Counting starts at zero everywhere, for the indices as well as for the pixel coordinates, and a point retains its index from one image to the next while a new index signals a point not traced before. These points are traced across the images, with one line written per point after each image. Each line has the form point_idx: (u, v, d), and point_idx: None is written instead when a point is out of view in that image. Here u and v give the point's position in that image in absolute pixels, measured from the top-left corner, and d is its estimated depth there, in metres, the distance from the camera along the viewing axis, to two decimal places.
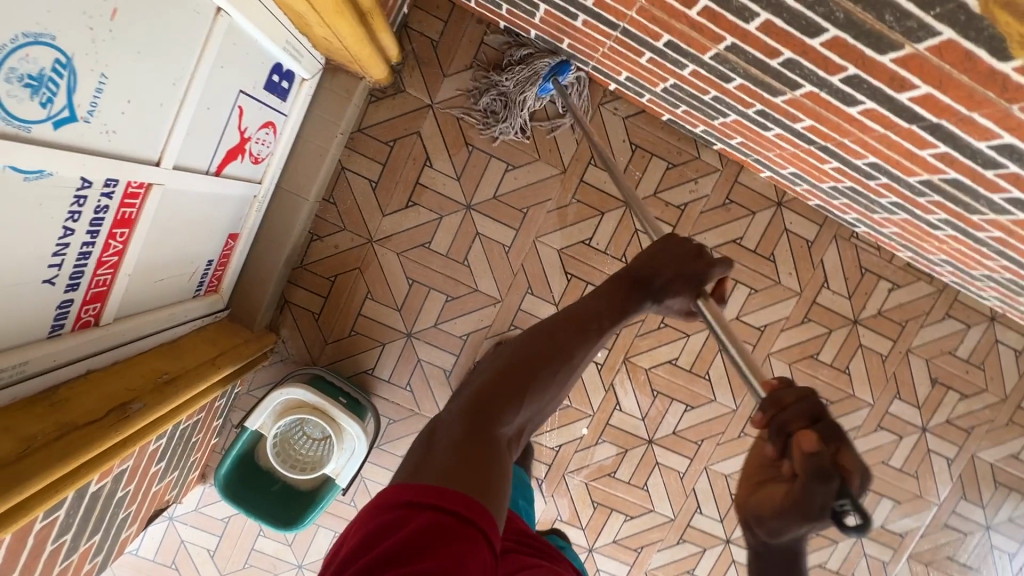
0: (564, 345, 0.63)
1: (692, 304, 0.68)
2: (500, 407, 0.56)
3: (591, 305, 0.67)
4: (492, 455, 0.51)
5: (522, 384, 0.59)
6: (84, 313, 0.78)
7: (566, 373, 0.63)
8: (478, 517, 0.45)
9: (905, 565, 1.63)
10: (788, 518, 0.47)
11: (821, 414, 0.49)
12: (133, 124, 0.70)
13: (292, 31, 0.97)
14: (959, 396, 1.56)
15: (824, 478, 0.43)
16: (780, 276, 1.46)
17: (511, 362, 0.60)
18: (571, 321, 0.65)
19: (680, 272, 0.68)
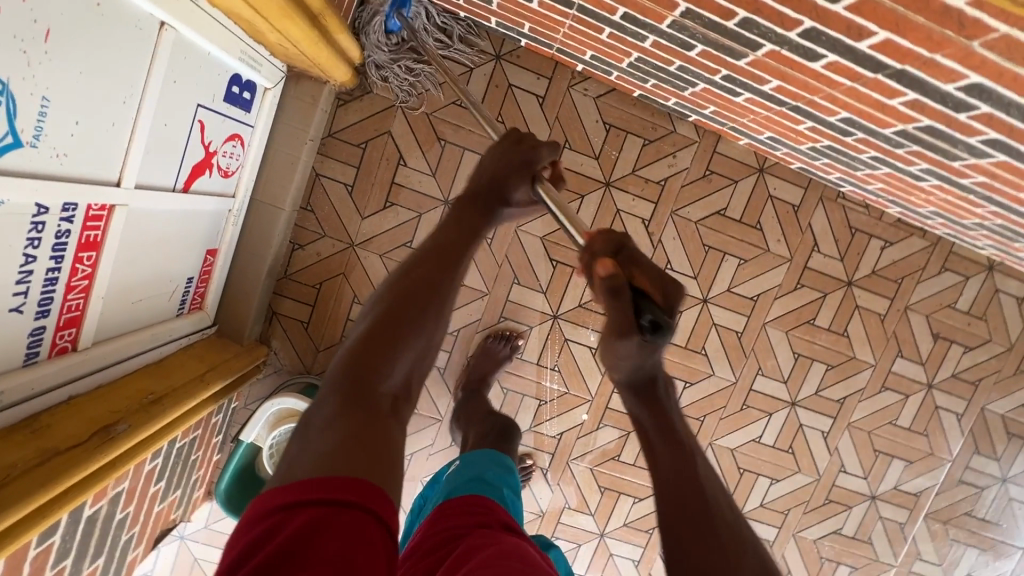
0: (429, 287, 0.61)
1: (533, 192, 0.76)
2: (373, 367, 0.53)
3: (448, 243, 0.67)
4: (373, 424, 0.49)
5: (400, 336, 0.56)
6: (60, 339, 0.78)
7: (436, 318, 0.60)
8: (364, 498, 0.42)
9: (923, 524, 1.61)
10: (610, 338, 0.64)
11: (621, 248, 0.68)
12: (85, 146, 0.70)
13: (246, 40, 0.97)
14: (962, 349, 1.53)
15: (617, 294, 0.63)
16: (769, 244, 1.44)
17: (386, 315, 0.57)
18: (432, 261, 0.64)
19: (511, 166, 0.75)
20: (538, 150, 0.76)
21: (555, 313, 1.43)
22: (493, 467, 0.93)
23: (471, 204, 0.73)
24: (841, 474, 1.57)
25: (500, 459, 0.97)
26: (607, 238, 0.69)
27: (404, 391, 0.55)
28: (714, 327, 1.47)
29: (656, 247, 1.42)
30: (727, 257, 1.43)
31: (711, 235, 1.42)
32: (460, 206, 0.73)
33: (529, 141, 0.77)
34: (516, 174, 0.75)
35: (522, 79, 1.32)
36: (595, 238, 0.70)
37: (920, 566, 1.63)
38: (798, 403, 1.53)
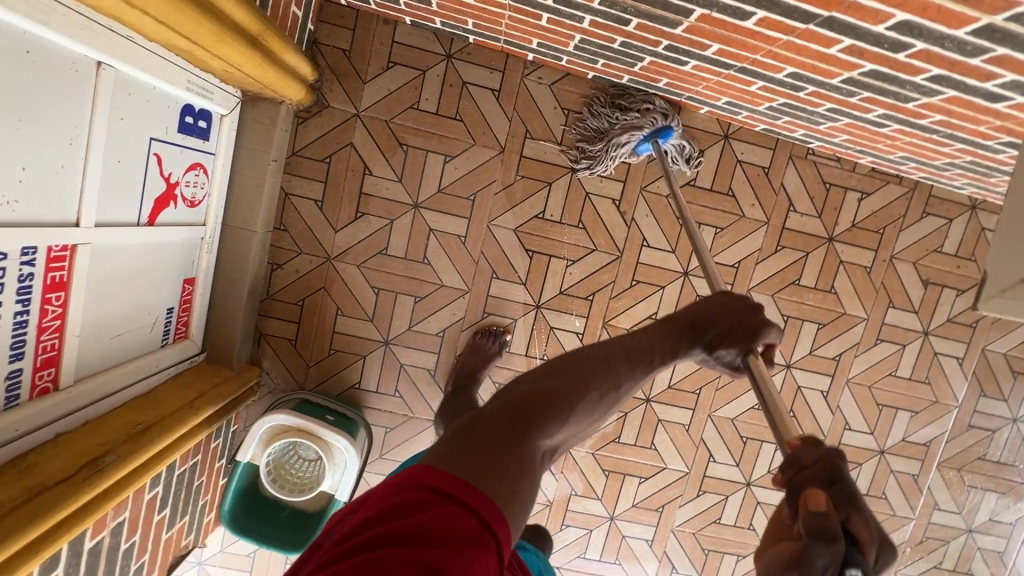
0: (613, 366, 0.59)
1: (740, 359, 0.66)
2: (546, 419, 0.52)
3: (642, 341, 0.63)
4: (528, 465, 0.49)
5: (571, 401, 0.54)
6: (39, 379, 0.81)
7: (605, 403, 0.57)
8: (495, 521, 0.44)
9: (936, 474, 1.59)
10: (787, 574, 0.44)
11: (840, 479, 0.49)
12: (35, 190, 0.72)
13: (192, 69, 0.99)
14: (955, 292, 1.51)
15: (826, 539, 0.43)
16: (743, 209, 1.43)
17: (575, 370, 0.56)
18: (626, 346, 0.62)
19: (733, 325, 0.66)
20: (770, 327, 0.66)
21: (537, 304, 1.42)
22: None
23: (675, 329, 0.66)
24: (846, 432, 1.56)
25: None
26: (825, 458, 0.50)
27: (553, 454, 0.54)
28: None
29: (631, 226, 1.41)
30: (703, 227, 1.43)
31: (683, 207, 1.42)
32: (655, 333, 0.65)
33: (765, 313, 0.67)
34: (730, 334, 0.66)
35: (475, 74, 1.32)
36: (811, 448, 0.51)
37: (939, 516, 1.61)
38: (792, 365, 1.52)
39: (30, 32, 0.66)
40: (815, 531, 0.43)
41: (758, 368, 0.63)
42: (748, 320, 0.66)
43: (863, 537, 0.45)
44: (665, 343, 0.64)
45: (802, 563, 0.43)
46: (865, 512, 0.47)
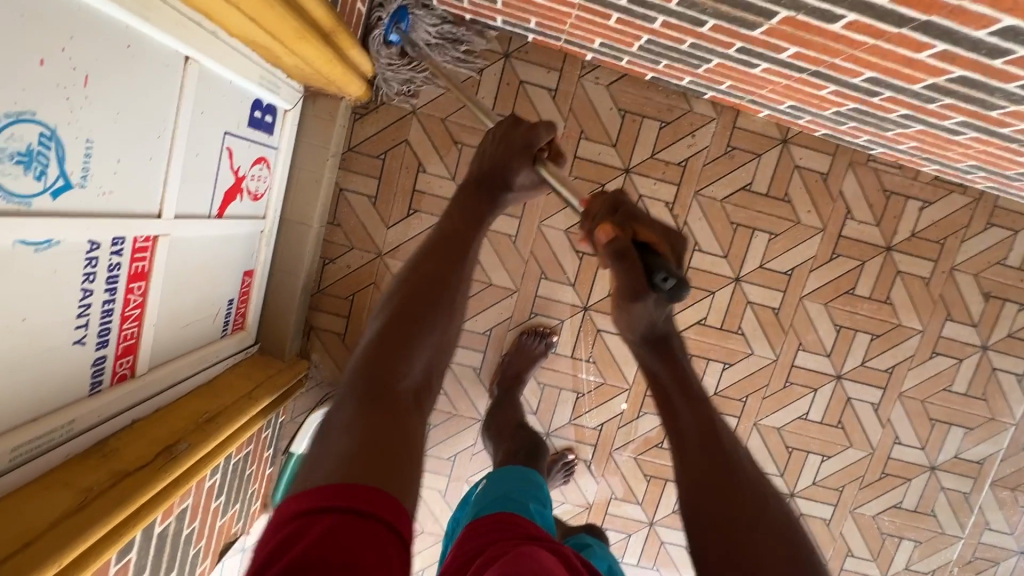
0: (440, 276, 0.63)
1: (535, 174, 0.79)
2: (393, 363, 0.54)
3: (450, 228, 0.69)
4: (395, 418, 0.51)
5: (411, 334, 0.57)
6: (119, 367, 0.83)
7: (447, 313, 0.61)
8: (383, 509, 0.43)
9: (989, 492, 1.55)
10: (624, 301, 0.67)
11: (618, 208, 0.71)
12: (126, 182, 0.73)
13: (264, 64, 1.00)
14: (1017, 307, 1.46)
15: (621, 254, 0.66)
16: (799, 215, 1.40)
17: (399, 303, 0.60)
18: (438, 255, 0.65)
19: (515, 150, 0.77)
20: (537, 130, 0.78)
21: (585, 305, 1.42)
22: (517, 481, 0.92)
23: (476, 191, 0.74)
24: (896, 447, 1.52)
25: (528, 473, 0.97)
26: (603, 199, 0.72)
27: (424, 386, 0.57)
28: (749, 305, 1.44)
29: (683, 229, 1.40)
30: (757, 232, 1.40)
31: (738, 212, 1.39)
32: (466, 193, 0.74)
33: (529, 125, 0.79)
34: (520, 156, 0.77)
35: (533, 74, 1.32)
36: (594, 202, 0.73)
37: (990, 536, 1.56)
38: (843, 376, 1.48)
39: (131, 26, 0.67)
40: (614, 254, 0.66)
41: (547, 172, 0.78)
42: (517, 136, 0.78)
43: (650, 240, 0.68)
44: (458, 231, 0.69)
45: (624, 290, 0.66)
46: (644, 219, 0.69)
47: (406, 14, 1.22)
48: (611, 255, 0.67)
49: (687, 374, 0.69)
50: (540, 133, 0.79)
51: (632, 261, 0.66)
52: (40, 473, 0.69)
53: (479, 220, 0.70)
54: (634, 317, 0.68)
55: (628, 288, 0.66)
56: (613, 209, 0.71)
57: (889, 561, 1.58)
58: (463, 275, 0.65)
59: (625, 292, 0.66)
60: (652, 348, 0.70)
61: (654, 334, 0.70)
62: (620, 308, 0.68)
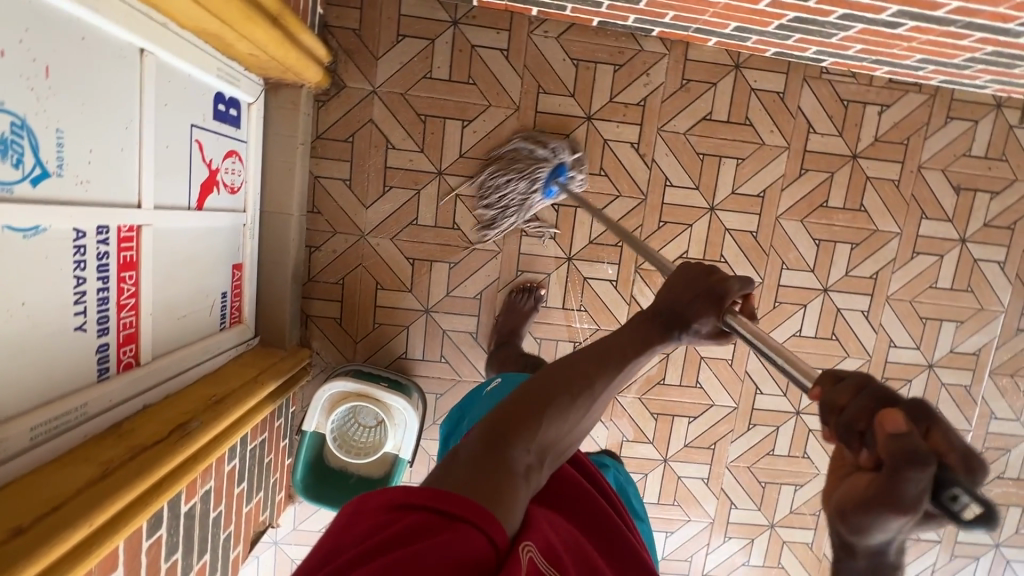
0: (589, 372, 0.61)
1: (719, 324, 0.63)
2: (519, 434, 0.54)
3: (615, 340, 0.64)
4: (506, 480, 0.50)
5: (545, 414, 0.57)
6: (124, 355, 0.87)
7: (578, 411, 0.59)
8: (479, 517, 0.45)
9: (989, 382, 1.58)
10: (877, 512, 0.35)
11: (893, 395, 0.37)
12: (102, 172, 0.77)
13: (220, 57, 1.03)
14: (989, 195, 1.49)
15: (917, 463, 0.32)
16: (762, 136, 1.43)
17: (545, 384, 0.59)
18: (592, 354, 0.63)
19: (697, 292, 0.63)
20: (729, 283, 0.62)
21: (569, 256, 1.45)
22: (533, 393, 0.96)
23: (648, 323, 0.66)
24: (892, 350, 1.55)
25: None
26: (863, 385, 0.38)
27: (536, 470, 0.55)
28: (728, 233, 1.47)
29: (652, 167, 1.43)
30: (724, 159, 1.44)
31: (702, 142, 1.43)
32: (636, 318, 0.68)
33: (722, 271, 0.64)
34: (705, 302, 0.63)
35: (484, 37, 1.35)
36: (839, 386, 0.39)
37: (997, 425, 1.60)
38: (830, 289, 1.51)
39: (83, 18, 0.71)
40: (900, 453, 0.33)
41: (739, 325, 0.60)
42: (704, 281, 0.64)
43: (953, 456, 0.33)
44: (636, 342, 0.65)
45: (889, 496, 0.34)
46: (946, 423, 0.34)
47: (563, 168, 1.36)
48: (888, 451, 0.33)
49: None
50: (737, 284, 0.63)
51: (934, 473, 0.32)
52: (61, 452, 0.73)
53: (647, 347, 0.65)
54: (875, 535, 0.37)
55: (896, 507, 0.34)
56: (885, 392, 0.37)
57: None
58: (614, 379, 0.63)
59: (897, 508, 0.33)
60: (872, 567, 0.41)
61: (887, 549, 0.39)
62: (859, 520, 0.36)
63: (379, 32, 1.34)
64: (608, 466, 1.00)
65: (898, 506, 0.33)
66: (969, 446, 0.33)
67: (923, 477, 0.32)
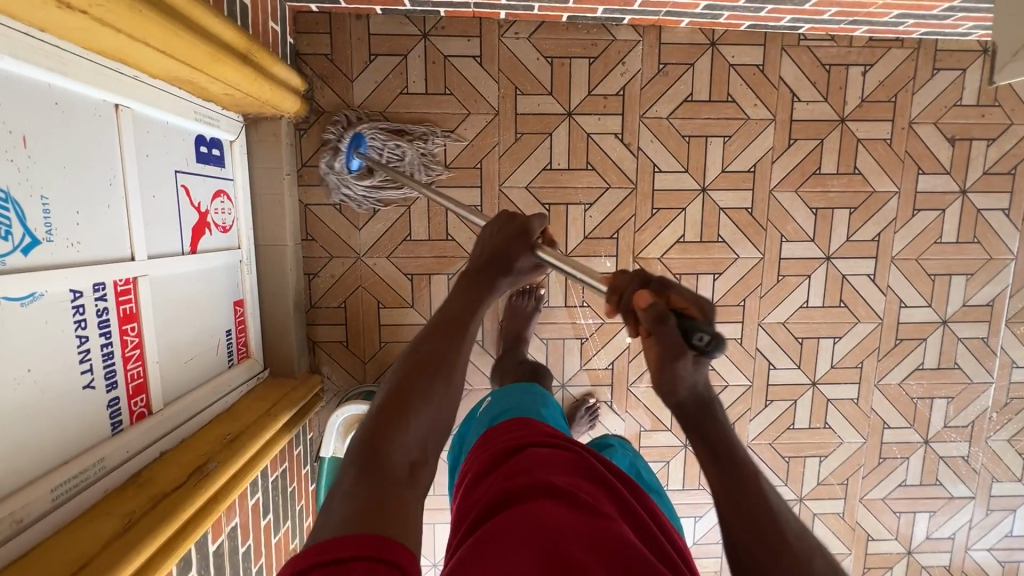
0: (438, 349, 0.62)
1: (535, 259, 0.75)
2: (387, 437, 0.53)
3: (453, 305, 0.68)
4: (386, 493, 0.48)
5: (409, 405, 0.56)
6: (135, 406, 0.88)
7: (445, 387, 0.59)
8: (371, 547, 0.42)
9: (1007, 331, 1.55)
10: (667, 363, 0.57)
11: (649, 280, 0.62)
12: (92, 232, 0.79)
13: (195, 100, 1.04)
14: (986, 143, 1.46)
15: (662, 319, 0.57)
16: (747, 111, 1.42)
17: (400, 379, 0.59)
18: (437, 334, 0.64)
19: (514, 235, 0.74)
20: (533, 221, 0.77)
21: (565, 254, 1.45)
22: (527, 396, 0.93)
23: (476, 279, 0.71)
24: (903, 310, 1.53)
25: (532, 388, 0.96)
26: (632, 276, 0.64)
27: (422, 464, 0.54)
28: (722, 212, 1.46)
29: (638, 155, 1.42)
30: (711, 139, 1.42)
31: (686, 124, 1.41)
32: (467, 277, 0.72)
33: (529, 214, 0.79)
34: (519, 244, 0.74)
35: (455, 46, 1.35)
36: (617, 285, 0.65)
37: (1020, 374, 1.57)
38: (833, 257, 1.49)
39: (54, 84, 0.72)
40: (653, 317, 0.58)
41: (548, 255, 0.75)
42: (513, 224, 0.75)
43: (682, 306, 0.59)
44: (462, 304, 0.68)
45: (670, 352, 0.57)
46: (678, 289, 0.60)
47: (363, 138, 1.33)
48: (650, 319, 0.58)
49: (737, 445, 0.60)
50: (535, 222, 0.77)
51: (675, 321, 0.57)
52: (83, 509, 0.75)
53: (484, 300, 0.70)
54: (680, 382, 0.59)
55: (671, 353, 0.57)
56: (643, 281, 0.63)
57: (926, 423, 1.59)
58: (464, 345, 0.64)
59: (671, 355, 0.57)
60: (696, 414, 0.61)
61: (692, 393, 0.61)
62: (665, 375, 0.58)
63: (351, 54, 1.34)
64: (615, 447, 1.02)
65: (671, 353, 0.57)
66: (700, 298, 0.58)
67: (669, 325, 0.57)
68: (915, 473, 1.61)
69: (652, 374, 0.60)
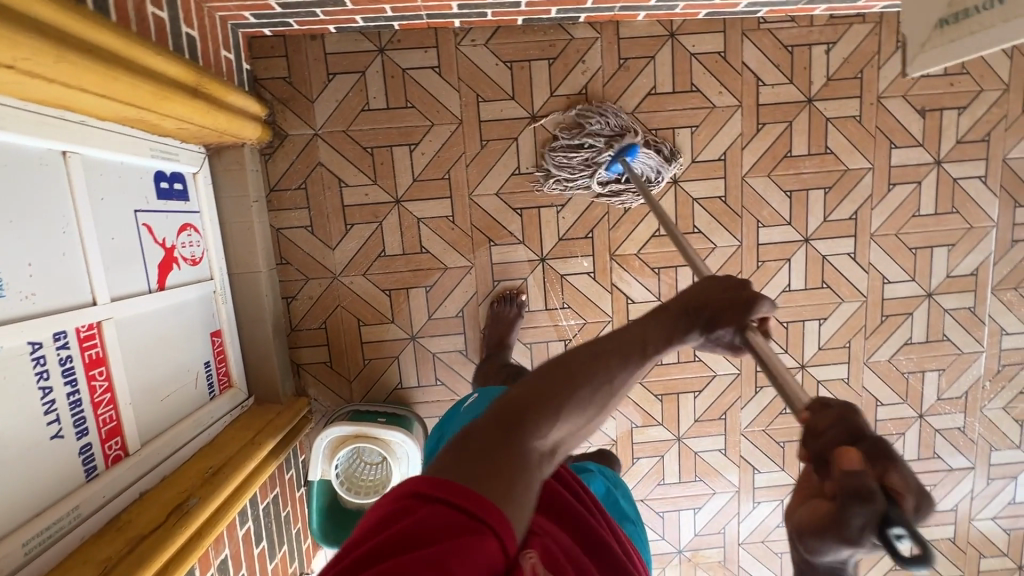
0: (608, 364, 0.53)
1: (739, 338, 0.59)
2: (535, 419, 0.48)
3: (638, 328, 0.57)
4: (518, 468, 0.45)
5: (564, 403, 0.50)
6: (110, 449, 0.88)
7: (601, 402, 0.53)
8: (493, 519, 0.42)
9: (993, 299, 1.54)
10: (826, 537, 0.41)
11: (863, 436, 0.43)
12: (47, 282, 0.78)
13: (151, 137, 1.04)
14: (956, 112, 1.44)
15: (862, 496, 0.39)
16: (712, 99, 1.40)
17: (565, 367, 0.52)
18: (620, 339, 0.56)
19: (732, 300, 0.59)
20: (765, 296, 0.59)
21: (542, 257, 1.44)
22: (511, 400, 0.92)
23: (669, 320, 0.58)
24: (887, 287, 1.52)
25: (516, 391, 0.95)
26: (841, 417, 0.44)
27: (552, 454, 0.50)
28: (696, 202, 1.45)
29: None
30: (678, 130, 1.41)
31: (652, 118, 1.40)
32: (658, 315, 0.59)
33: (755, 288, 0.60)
34: (733, 310, 0.59)
35: (413, 58, 1.34)
36: (823, 412, 0.45)
37: (1010, 341, 1.56)
38: (811, 239, 1.48)
39: None
40: (850, 487, 0.39)
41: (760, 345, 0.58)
42: (730, 291, 0.60)
43: (900, 493, 0.40)
44: (661, 330, 0.57)
45: (838, 524, 0.40)
46: (901, 465, 0.41)
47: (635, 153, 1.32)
48: (842, 484, 0.39)
49: None
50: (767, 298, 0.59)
51: (880, 507, 0.38)
52: (59, 559, 0.75)
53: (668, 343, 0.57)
54: (820, 555, 0.43)
55: (836, 529, 0.40)
56: (853, 436, 0.43)
57: (919, 398, 1.58)
58: (636, 369, 0.55)
59: (836, 532, 0.40)
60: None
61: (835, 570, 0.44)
62: (813, 539, 0.42)
63: (308, 75, 1.34)
64: (593, 471, 1.02)
65: (842, 527, 0.40)
66: (921, 485, 0.41)
67: (871, 509, 0.38)
68: (912, 448, 1.60)
69: (790, 523, 0.45)
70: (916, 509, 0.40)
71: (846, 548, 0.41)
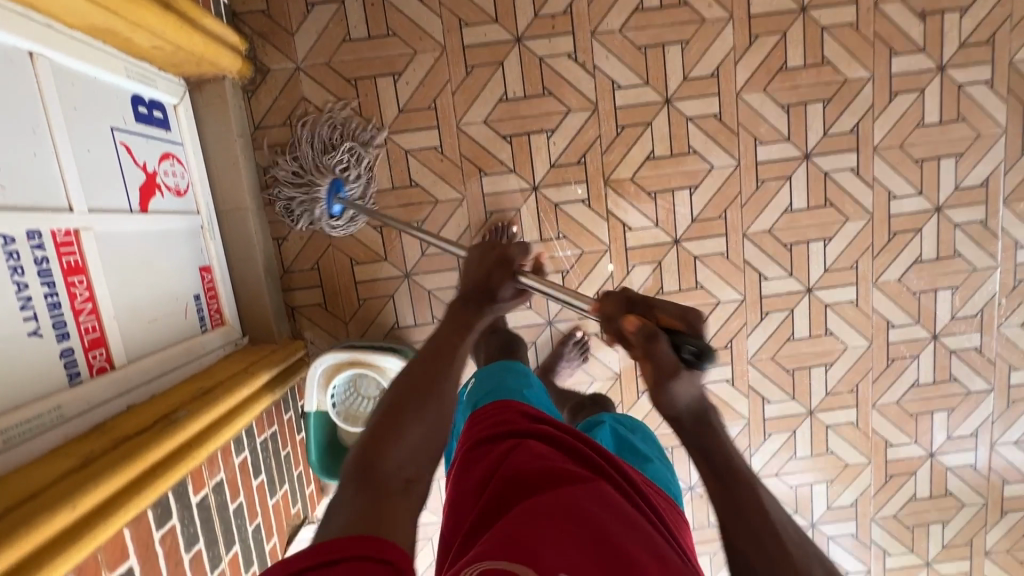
0: (434, 375, 0.69)
1: (517, 284, 0.86)
2: (383, 449, 0.60)
3: (440, 336, 0.76)
4: (382, 503, 0.54)
5: (402, 425, 0.63)
6: (94, 359, 0.86)
7: (435, 407, 0.66)
8: (374, 547, 0.47)
9: (1006, 211, 1.48)
10: (662, 380, 0.64)
11: (632, 301, 0.72)
12: (17, 177, 0.77)
13: (125, 57, 1.02)
14: (958, 14, 1.39)
15: (653, 336, 0.65)
16: (701, 13, 1.36)
17: (394, 402, 0.66)
18: (430, 356, 0.72)
19: (492, 264, 0.85)
20: (512, 249, 0.87)
21: (534, 185, 1.41)
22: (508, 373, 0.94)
23: (462, 307, 0.81)
24: (893, 202, 1.46)
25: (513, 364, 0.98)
26: (618, 297, 0.73)
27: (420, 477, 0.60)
28: (690, 122, 1.40)
29: (595, 73, 1.37)
30: (668, 47, 1.37)
31: (640, 35, 1.36)
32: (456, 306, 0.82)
33: (503, 246, 0.87)
34: (500, 272, 0.85)
35: None
36: (608, 304, 0.73)
37: None
38: (812, 155, 1.43)
39: None
40: (645, 336, 0.65)
41: (530, 279, 0.85)
42: (491, 257, 0.86)
43: (670, 323, 0.68)
44: (449, 328, 0.77)
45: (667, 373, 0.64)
46: (661, 304, 0.69)
47: (341, 184, 1.32)
48: (641, 337, 0.65)
49: (729, 449, 0.66)
50: (517, 252, 0.87)
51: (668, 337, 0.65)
52: (40, 455, 0.73)
53: (463, 331, 0.77)
54: (674, 399, 0.65)
55: (664, 371, 0.64)
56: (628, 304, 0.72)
57: (933, 318, 1.53)
58: (453, 372, 0.71)
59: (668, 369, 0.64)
60: (693, 424, 0.67)
61: (690, 408, 0.66)
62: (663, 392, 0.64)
63: (289, 9, 1.32)
64: (603, 422, 1.05)
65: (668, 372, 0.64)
66: (684, 309, 0.68)
67: (661, 342, 0.65)
68: (927, 371, 1.55)
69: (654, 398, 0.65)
70: (688, 327, 0.67)
71: (678, 384, 0.64)
